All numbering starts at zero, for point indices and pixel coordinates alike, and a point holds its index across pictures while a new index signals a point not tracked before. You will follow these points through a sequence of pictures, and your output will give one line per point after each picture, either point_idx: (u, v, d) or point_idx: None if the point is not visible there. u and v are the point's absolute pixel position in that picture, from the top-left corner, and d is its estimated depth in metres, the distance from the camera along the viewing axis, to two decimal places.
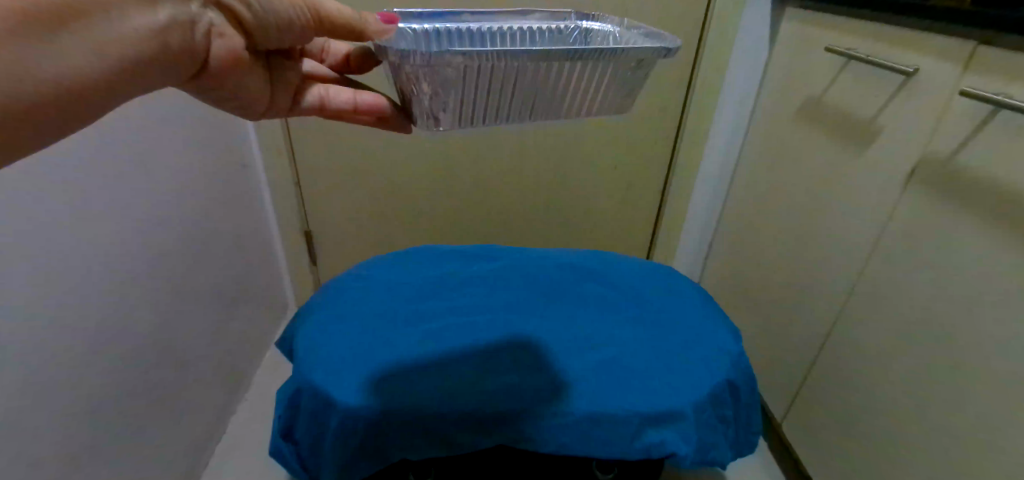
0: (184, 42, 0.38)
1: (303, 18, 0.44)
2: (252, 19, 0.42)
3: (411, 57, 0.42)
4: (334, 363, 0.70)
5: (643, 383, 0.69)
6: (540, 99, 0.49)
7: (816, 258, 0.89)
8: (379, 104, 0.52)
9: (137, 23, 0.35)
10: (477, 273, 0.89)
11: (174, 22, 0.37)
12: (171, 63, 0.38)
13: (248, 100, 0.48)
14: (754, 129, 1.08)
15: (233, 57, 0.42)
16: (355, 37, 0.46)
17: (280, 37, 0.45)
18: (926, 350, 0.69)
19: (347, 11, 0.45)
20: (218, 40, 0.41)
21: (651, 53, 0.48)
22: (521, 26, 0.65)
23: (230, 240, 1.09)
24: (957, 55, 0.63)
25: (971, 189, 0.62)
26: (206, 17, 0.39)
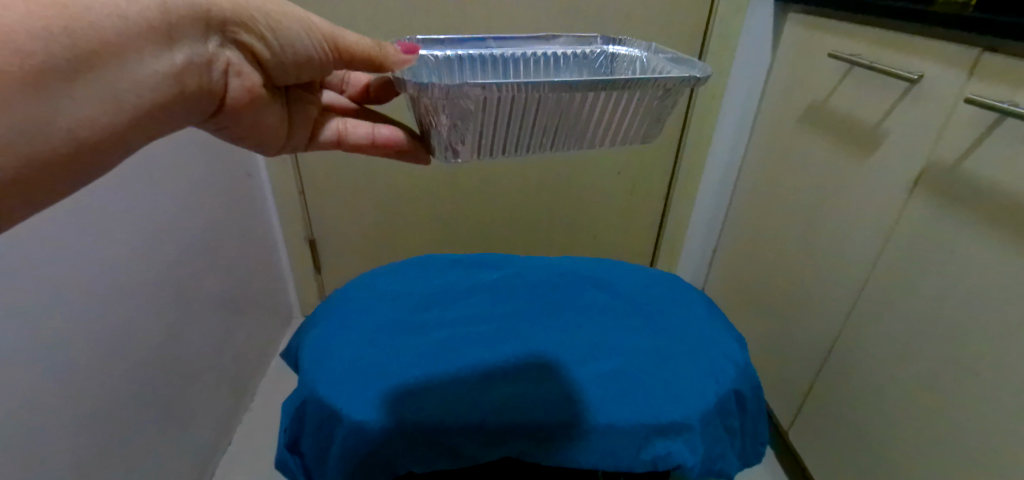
0: (200, 81, 0.40)
1: (322, 52, 0.45)
2: (271, 58, 0.44)
3: (430, 90, 0.45)
4: (339, 375, 0.70)
5: (648, 394, 0.68)
6: (559, 127, 0.51)
7: (822, 264, 0.89)
8: (397, 138, 0.53)
9: (154, 67, 0.36)
10: (481, 283, 0.88)
11: (191, 63, 0.38)
12: (185, 101, 0.40)
13: (265, 136, 0.50)
14: (758, 134, 1.08)
15: (249, 93, 0.44)
16: (376, 69, 0.47)
17: (298, 74, 0.47)
18: (931, 359, 0.69)
19: (365, 42, 0.46)
20: (236, 79, 0.43)
21: (677, 83, 0.50)
22: (545, 52, 0.65)
23: (233, 250, 1.09)
24: (961, 61, 0.63)
25: (979, 197, 0.61)
26: (223, 56, 0.41)
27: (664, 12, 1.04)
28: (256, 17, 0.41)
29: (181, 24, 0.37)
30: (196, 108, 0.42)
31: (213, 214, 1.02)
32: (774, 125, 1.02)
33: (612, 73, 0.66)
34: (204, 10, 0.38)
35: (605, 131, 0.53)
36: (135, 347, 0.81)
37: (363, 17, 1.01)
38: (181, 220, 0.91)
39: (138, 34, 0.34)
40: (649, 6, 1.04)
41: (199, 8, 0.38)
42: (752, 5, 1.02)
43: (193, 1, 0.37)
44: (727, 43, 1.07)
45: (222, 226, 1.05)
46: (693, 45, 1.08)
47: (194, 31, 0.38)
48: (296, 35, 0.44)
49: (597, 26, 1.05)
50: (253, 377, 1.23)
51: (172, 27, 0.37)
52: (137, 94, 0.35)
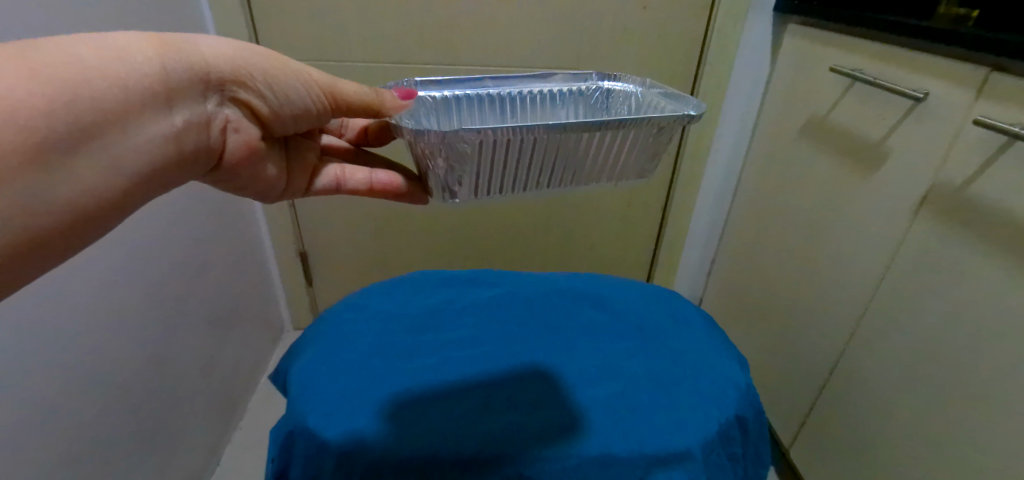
0: (199, 139, 0.47)
1: (318, 103, 0.51)
2: (268, 111, 0.50)
3: (428, 137, 0.48)
4: (328, 404, 0.67)
5: (648, 423, 0.66)
6: (553, 166, 0.55)
7: (822, 282, 0.87)
8: (393, 182, 0.60)
9: (155, 131, 0.43)
10: (476, 302, 0.86)
11: (190, 123, 0.45)
12: (186, 158, 0.47)
13: (267, 185, 0.57)
14: (757, 148, 1.07)
15: (246, 145, 0.51)
16: (372, 113, 0.53)
17: (295, 124, 0.53)
18: (939, 385, 0.67)
19: (360, 91, 0.52)
20: (234, 134, 0.50)
21: (672, 120, 0.54)
22: (543, 89, 0.68)
23: (222, 265, 1.06)
24: (969, 81, 0.62)
25: (986, 220, 0.60)
26: (222, 114, 0.48)
27: (661, 23, 1.02)
28: (254, 76, 0.48)
29: (182, 90, 0.44)
30: (199, 163, 0.49)
31: (202, 230, 0.99)
32: (773, 138, 1.01)
33: (609, 109, 0.70)
34: (203, 73, 0.45)
35: (597, 167, 0.57)
36: (117, 372, 0.79)
37: (357, 32, 1.00)
38: (168, 237, 0.89)
39: (139, 101, 0.41)
40: (647, 17, 1.02)
41: (199, 73, 0.45)
42: (751, 16, 1.00)
43: (191, 67, 0.44)
44: (726, 53, 1.04)
45: (210, 242, 1.02)
46: (691, 58, 1.06)
47: (194, 95, 0.45)
48: (294, 88, 0.50)
49: (594, 37, 1.03)
50: (243, 394, 1.20)
51: (172, 93, 0.43)
52: (138, 154, 0.42)
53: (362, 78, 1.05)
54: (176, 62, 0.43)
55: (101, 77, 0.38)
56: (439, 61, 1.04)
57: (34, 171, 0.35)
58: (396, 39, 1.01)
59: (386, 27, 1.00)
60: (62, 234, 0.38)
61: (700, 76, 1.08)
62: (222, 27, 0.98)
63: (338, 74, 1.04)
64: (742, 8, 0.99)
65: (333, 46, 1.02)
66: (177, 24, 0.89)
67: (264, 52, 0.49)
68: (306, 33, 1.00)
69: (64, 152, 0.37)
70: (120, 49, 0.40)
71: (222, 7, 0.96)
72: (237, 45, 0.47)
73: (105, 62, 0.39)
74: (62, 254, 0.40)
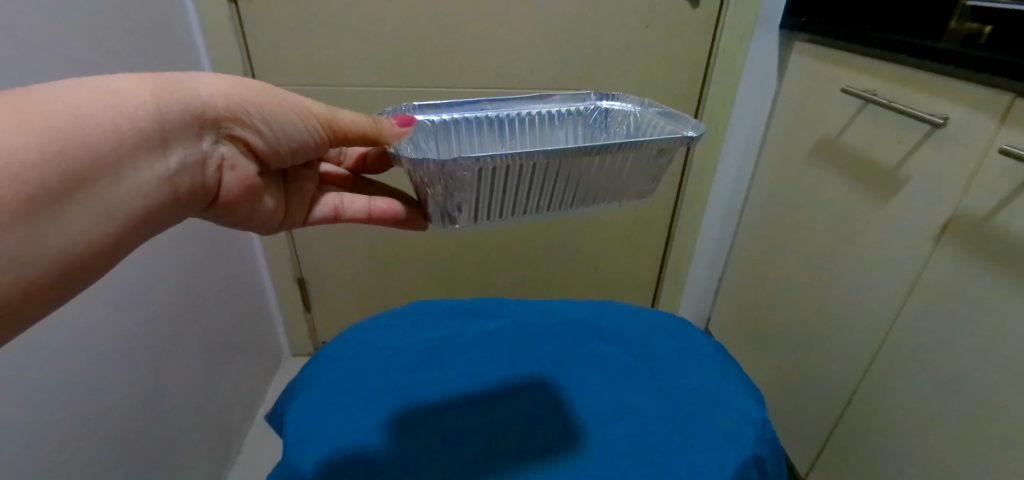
0: (195, 180, 0.46)
1: (316, 136, 0.50)
2: (265, 147, 0.49)
3: (424, 166, 0.46)
4: (326, 454, 0.63)
5: (664, 466, 0.63)
6: (555, 192, 0.53)
7: (837, 307, 0.85)
8: (392, 209, 0.57)
9: (146, 176, 0.41)
10: (480, 334, 0.83)
11: (184, 164, 0.44)
12: (181, 199, 0.45)
13: (264, 218, 0.55)
14: (765, 166, 1.04)
15: (242, 183, 0.50)
16: (372, 143, 0.50)
17: (294, 157, 0.51)
18: (961, 419, 0.64)
19: (358, 119, 0.50)
20: (230, 172, 0.48)
21: (672, 142, 0.52)
22: (541, 110, 0.66)
23: (218, 294, 1.04)
24: (991, 107, 0.59)
25: (1012, 251, 0.57)
26: (217, 152, 0.47)
27: (665, 41, 1.00)
28: (251, 112, 0.46)
29: (176, 132, 0.43)
30: (194, 203, 0.47)
31: (199, 258, 0.96)
32: (782, 156, 0.98)
33: (607, 128, 0.68)
34: (198, 113, 0.44)
35: (600, 190, 0.55)
36: (111, 411, 0.75)
37: (353, 54, 0.98)
38: (164, 268, 0.86)
39: (135, 145, 0.40)
40: (651, 35, 0.99)
41: (193, 113, 0.43)
42: (756, 33, 0.98)
43: (186, 108, 0.43)
44: (732, 71, 1.02)
45: (207, 272, 0.99)
46: (696, 75, 1.04)
47: (188, 136, 0.44)
48: (291, 123, 0.48)
49: (597, 56, 1.01)
50: (243, 425, 1.16)
51: (166, 135, 0.42)
52: (132, 198, 0.41)
53: (359, 100, 1.03)
54: (171, 103, 0.42)
55: (98, 122, 0.38)
56: (437, 83, 1.02)
57: (25, 223, 0.34)
58: (393, 61, 0.99)
59: (383, 50, 0.98)
60: (51, 285, 0.38)
61: (704, 94, 1.05)
62: (215, 52, 0.96)
63: (334, 97, 1.02)
64: (748, 26, 0.97)
65: (329, 68, 0.99)
66: (168, 51, 0.86)
67: (260, 85, 0.47)
68: (302, 56, 0.98)
69: (57, 201, 0.36)
70: (114, 93, 0.39)
71: (214, 33, 0.94)
72: (235, 80, 0.45)
73: (98, 108, 0.38)
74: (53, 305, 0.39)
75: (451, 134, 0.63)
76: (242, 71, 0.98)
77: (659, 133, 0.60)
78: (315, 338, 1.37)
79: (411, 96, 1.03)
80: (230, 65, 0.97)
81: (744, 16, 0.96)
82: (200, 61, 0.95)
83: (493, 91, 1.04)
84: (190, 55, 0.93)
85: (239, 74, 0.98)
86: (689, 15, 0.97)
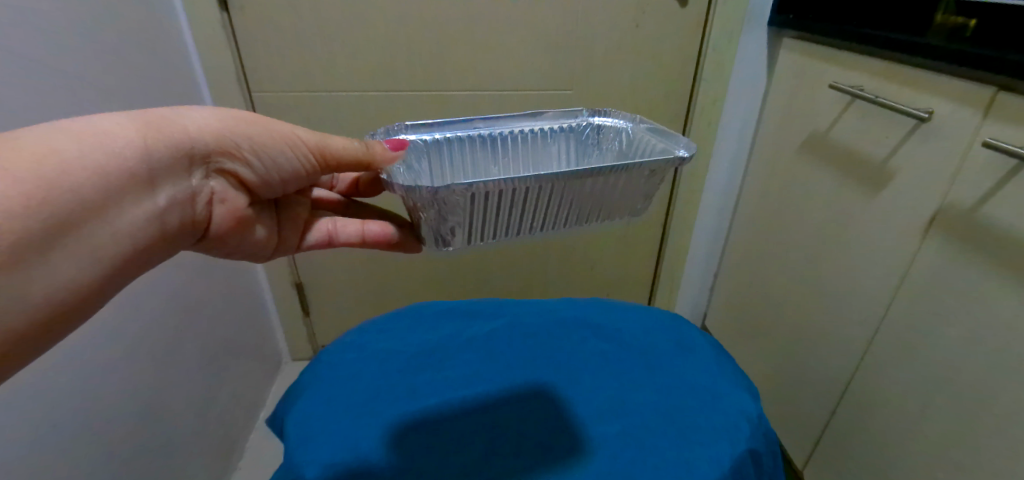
0: (182, 216, 0.48)
1: (306, 165, 0.52)
2: (255, 178, 0.51)
3: (417, 192, 0.47)
4: (328, 457, 0.64)
5: (659, 462, 0.63)
6: (549, 213, 0.53)
7: (828, 301, 0.86)
8: (385, 232, 0.59)
9: (134, 214, 0.43)
10: (477, 335, 0.84)
11: (173, 201, 0.47)
12: (170, 234, 0.48)
13: (257, 247, 0.58)
14: (756, 162, 1.05)
15: (233, 214, 0.53)
16: (364, 167, 0.51)
17: (284, 186, 0.53)
18: (952, 408, 0.65)
19: (350, 147, 0.51)
20: (220, 205, 0.51)
21: (663, 164, 0.53)
22: (533, 128, 0.67)
23: (217, 301, 1.04)
24: (974, 101, 0.60)
25: (997, 241, 0.58)
26: (207, 187, 0.50)
27: (655, 40, 1.01)
28: (238, 145, 0.48)
29: (164, 171, 0.45)
30: (185, 236, 0.50)
31: (197, 265, 0.97)
32: (773, 153, 0.99)
33: (599, 145, 0.69)
34: (187, 149, 0.46)
35: (594, 210, 0.56)
36: (110, 421, 0.75)
37: (345, 59, 0.98)
38: (163, 276, 0.87)
39: (118, 186, 0.42)
40: (640, 35, 1.00)
41: (181, 150, 0.45)
42: (745, 31, 0.99)
43: (173, 146, 0.45)
44: (722, 69, 1.03)
45: (205, 279, 1.00)
46: (686, 74, 1.05)
47: (176, 173, 0.46)
48: (279, 152, 0.50)
49: (587, 56, 1.01)
50: (243, 431, 1.16)
51: (154, 175, 0.44)
52: (118, 240, 0.43)
53: (353, 105, 1.03)
54: (159, 142, 0.44)
55: (79, 167, 0.39)
56: (430, 87, 1.03)
57: (12, 272, 0.35)
58: (385, 65, 1.00)
59: (376, 53, 0.98)
60: (49, 320, 0.39)
61: (695, 92, 1.06)
62: (208, 61, 0.96)
63: (328, 102, 1.03)
64: (736, 25, 0.98)
65: (322, 73, 1.00)
66: (161, 60, 0.87)
67: (248, 118, 0.49)
68: (294, 63, 0.98)
69: (42, 249, 0.37)
70: (100, 135, 0.41)
71: (207, 40, 0.94)
72: (224, 115, 0.48)
73: (84, 152, 0.39)
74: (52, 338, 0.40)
75: (440, 158, 0.64)
76: (234, 78, 0.99)
77: (650, 152, 0.61)
78: (314, 343, 1.38)
79: (404, 100, 1.04)
80: (224, 73, 0.98)
81: (731, 15, 0.97)
82: (193, 69, 0.96)
83: (486, 92, 1.04)
84: (182, 64, 0.93)
85: (232, 82, 0.99)
86: (677, 14, 0.98)
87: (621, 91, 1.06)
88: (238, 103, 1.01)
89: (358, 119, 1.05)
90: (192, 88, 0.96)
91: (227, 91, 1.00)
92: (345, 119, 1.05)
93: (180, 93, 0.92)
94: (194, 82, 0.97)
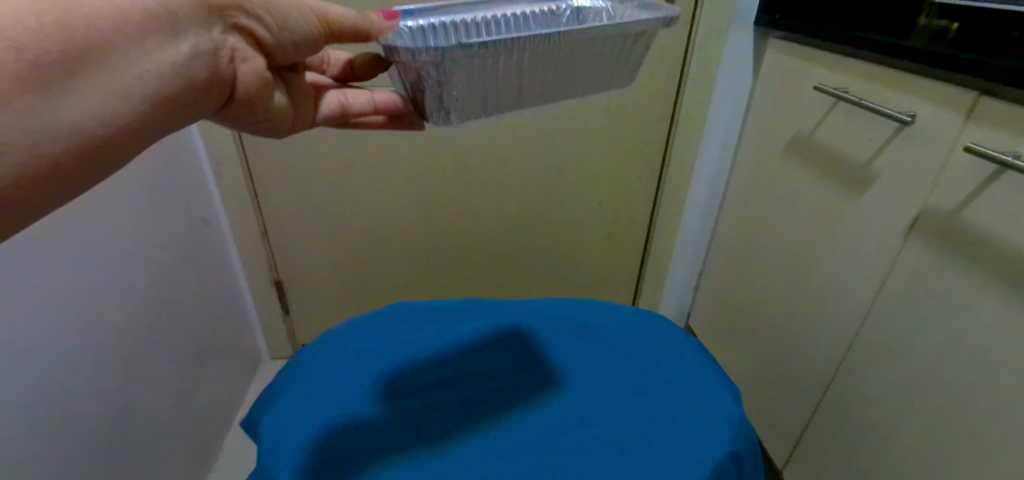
0: (208, 71, 0.44)
1: (316, 29, 0.49)
2: (272, 39, 0.48)
3: (419, 53, 0.48)
4: (304, 462, 0.62)
5: (642, 465, 0.63)
6: (541, 78, 0.56)
7: (810, 302, 0.86)
8: (395, 101, 0.61)
9: (155, 58, 0.40)
10: (458, 336, 0.82)
11: (196, 52, 0.43)
12: (197, 88, 0.44)
13: (280, 119, 0.54)
14: (741, 163, 1.05)
15: (258, 76, 0.48)
16: (364, 37, 0.52)
17: (298, 52, 0.50)
18: (932, 409, 0.66)
19: (352, 16, 0.50)
20: (243, 64, 0.46)
21: (650, 26, 0.54)
22: (514, 12, 0.65)
23: (194, 298, 1.02)
24: (956, 105, 0.61)
25: (977, 245, 0.59)
26: (228, 42, 0.45)
27: None
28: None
29: (180, 12, 0.41)
30: (207, 98, 0.46)
31: (173, 262, 0.94)
32: (758, 153, 0.99)
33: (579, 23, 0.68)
34: None
35: (583, 75, 0.58)
36: (81, 425, 0.72)
37: None
38: (137, 274, 0.84)
39: (135, 17, 0.39)
40: None
41: None
42: (731, 30, 0.99)
43: None
44: (709, 68, 1.03)
45: (182, 276, 0.97)
46: (672, 73, 1.05)
47: (190, 19, 0.42)
48: (293, 14, 0.47)
49: None
50: (220, 432, 1.14)
51: (167, 18, 0.41)
52: (136, 83, 0.39)
53: None
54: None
55: (84, 4, 0.36)
56: None
57: (16, 90, 0.33)
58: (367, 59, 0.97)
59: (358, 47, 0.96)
60: (59, 162, 0.37)
61: (682, 91, 1.06)
62: None
63: None
64: (724, 24, 0.98)
65: None
66: None
67: None
68: None
69: (54, 80, 0.35)
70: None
71: None
72: None
73: None
74: (61, 188, 0.37)
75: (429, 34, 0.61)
76: None
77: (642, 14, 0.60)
78: (294, 341, 1.35)
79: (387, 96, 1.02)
80: None
81: (718, 15, 0.97)
82: None
83: None
84: None
85: None
86: None
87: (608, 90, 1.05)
88: None
89: None
90: None
91: None
92: None
93: None
94: None
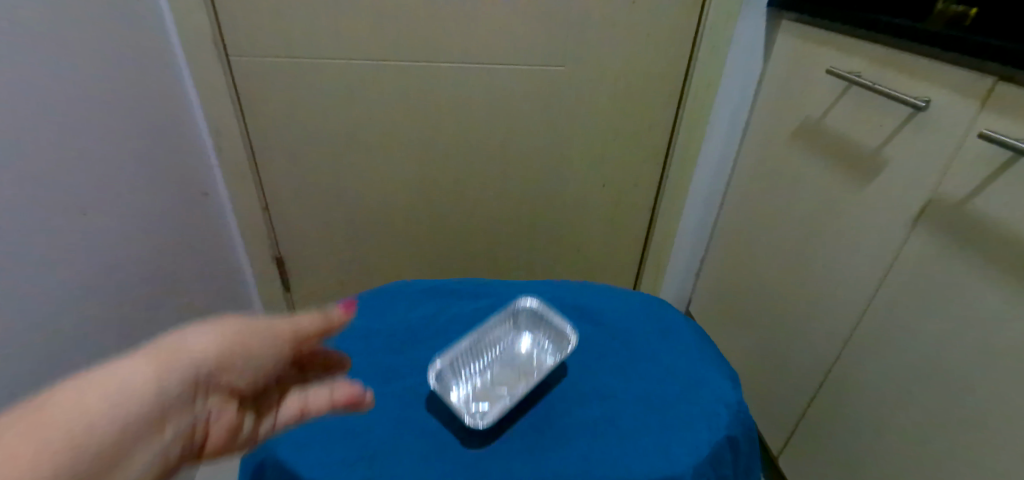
0: (185, 446, 0.38)
1: (283, 351, 0.45)
2: (247, 389, 0.43)
3: None
4: (303, 437, 0.62)
5: (639, 447, 0.63)
6: None
7: (812, 290, 0.86)
8: (355, 393, 0.51)
9: (141, 458, 0.35)
10: (458, 315, 0.82)
11: (179, 433, 0.38)
12: (174, 468, 0.38)
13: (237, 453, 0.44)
14: (747, 149, 1.04)
15: (228, 430, 0.42)
16: (325, 338, 0.48)
17: (267, 376, 0.44)
18: (932, 398, 0.65)
19: (308, 323, 0.47)
20: (216, 428, 0.41)
21: None
22: None
23: (194, 273, 1.01)
24: (973, 91, 0.59)
25: (988, 234, 0.58)
26: (203, 414, 0.39)
27: (652, 18, 0.98)
28: (225, 364, 0.40)
29: (166, 408, 0.36)
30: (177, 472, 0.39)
31: (172, 235, 0.94)
32: (764, 139, 0.98)
33: None
34: (188, 375, 0.38)
35: None
36: None
37: (329, 27, 0.94)
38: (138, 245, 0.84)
39: (118, 438, 0.33)
40: (637, 12, 0.97)
41: (183, 382, 0.38)
42: (743, 12, 0.97)
43: (174, 367, 0.37)
44: (718, 50, 1.01)
45: (181, 249, 0.96)
46: (681, 55, 1.03)
47: (177, 406, 0.37)
48: (264, 349, 0.43)
49: (582, 32, 0.98)
50: None
51: (158, 410, 0.36)
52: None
53: (336, 74, 1.00)
54: (171, 379, 0.37)
55: (61, 428, 0.31)
56: (415, 58, 0.99)
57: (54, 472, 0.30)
58: (370, 33, 0.96)
59: (360, 19, 0.94)
60: None
61: (690, 73, 1.04)
62: (183, 23, 0.91)
63: (311, 71, 0.99)
64: (735, 5, 0.95)
65: (303, 39, 0.95)
66: (129, 20, 0.82)
67: (225, 327, 0.41)
68: (274, 28, 0.94)
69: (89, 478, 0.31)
70: (112, 382, 0.34)
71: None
72: (215, 332, 0.41)
73: (102, 397, 0.33)
74: None
75: (460, 354, 0.74)
76: (212, 41, 0.94)
77: None
78: None
79: (390, 71, 1.00)
80: (200, 36, 0.93)
81: None
82: (166, 32, 0.91)
83: (474, 67, 1.01)
84: (154, 24, 0.88)
85: (209, 47, 0.95)
86: None
87: (615, 70, 1.03)
88: (216, 69, 0.97)
89: (341, 89, 1.01)
90: (167, 51, 0.92)
91: (203, 55, 0.95)
92: (329, 90, 1.01)
93: (151, 55, 0.87)
94: (167, 44, 0.92)
